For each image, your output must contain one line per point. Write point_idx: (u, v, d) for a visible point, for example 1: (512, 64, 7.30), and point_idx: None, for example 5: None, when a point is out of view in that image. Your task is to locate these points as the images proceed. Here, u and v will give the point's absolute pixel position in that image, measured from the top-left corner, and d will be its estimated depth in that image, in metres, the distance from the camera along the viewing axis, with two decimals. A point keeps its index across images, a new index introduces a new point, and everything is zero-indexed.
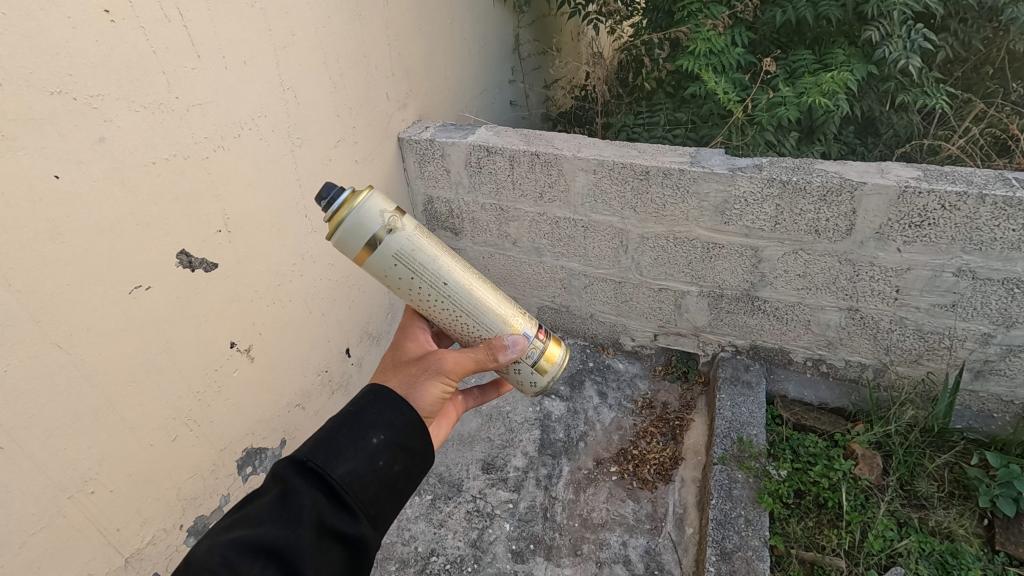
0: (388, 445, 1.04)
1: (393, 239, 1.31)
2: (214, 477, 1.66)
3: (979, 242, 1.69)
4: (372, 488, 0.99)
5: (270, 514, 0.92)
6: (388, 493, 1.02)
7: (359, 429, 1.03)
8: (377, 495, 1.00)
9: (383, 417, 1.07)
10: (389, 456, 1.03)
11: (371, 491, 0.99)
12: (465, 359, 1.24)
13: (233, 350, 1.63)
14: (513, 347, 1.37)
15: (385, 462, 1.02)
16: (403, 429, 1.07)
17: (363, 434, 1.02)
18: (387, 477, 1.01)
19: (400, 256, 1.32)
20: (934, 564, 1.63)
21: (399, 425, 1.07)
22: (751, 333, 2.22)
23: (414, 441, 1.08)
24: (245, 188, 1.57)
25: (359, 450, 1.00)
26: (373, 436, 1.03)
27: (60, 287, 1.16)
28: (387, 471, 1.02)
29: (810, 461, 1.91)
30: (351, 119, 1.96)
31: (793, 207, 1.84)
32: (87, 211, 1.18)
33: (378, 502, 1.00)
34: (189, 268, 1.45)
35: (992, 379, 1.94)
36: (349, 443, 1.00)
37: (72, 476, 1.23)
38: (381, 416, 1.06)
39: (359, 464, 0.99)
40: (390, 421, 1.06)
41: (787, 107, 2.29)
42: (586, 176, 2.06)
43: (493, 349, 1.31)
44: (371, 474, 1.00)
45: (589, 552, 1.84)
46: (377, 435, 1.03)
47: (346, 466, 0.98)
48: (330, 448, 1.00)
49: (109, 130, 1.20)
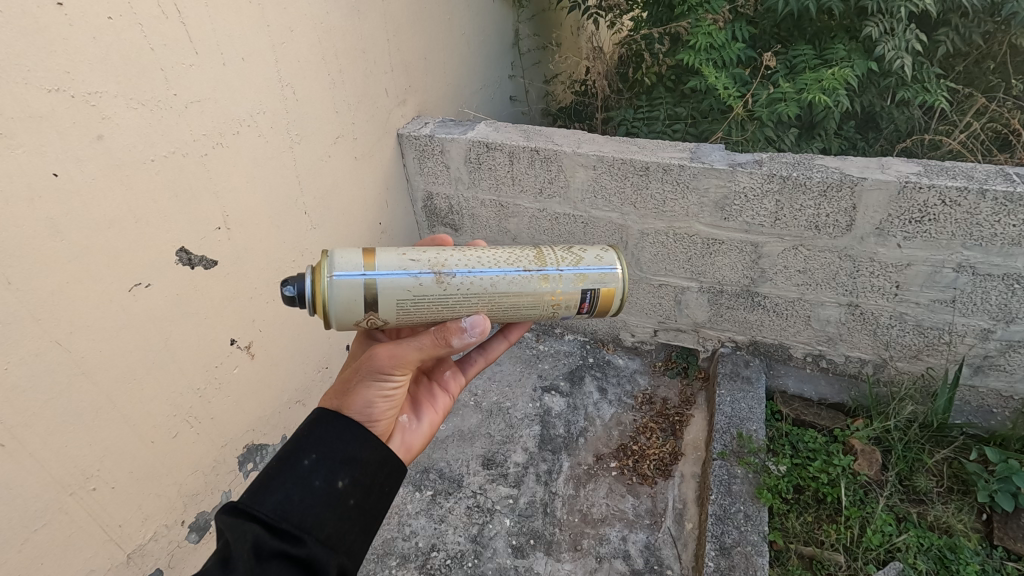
0: (323, 463, 0.98)
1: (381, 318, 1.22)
2: (215, 474, 1.66)
3: (980, 237, 1.69)
4: (316, 511, 0.94)
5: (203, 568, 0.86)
6: (340, 514, 0.96)
7: (293, 452, 0.99)
8: (324, 518, 0.94)
9: (315, 435, 1.02)
10: (328, 474, 0.98)
11: (317, 515, 0.94)
12: (409, 352, 1.12)
13: (233, 347, 1.63)
14: (473, 329, 1.16)
15: (325, 482, 0.97)
16: (336, 443, 1.02)
17: (294, 458, 0.98)
18: (330, 495, 0.96)
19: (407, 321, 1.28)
20: (933, 558, 1.64)
21: (331, 440, 1.02)
22: (751, 329, 2.22)
23: (358, 451, 1.03)
24: (244, 185, 1.57)
25: (292, 475, 0.95)
26: (305, 456, 0.98)
27: (60, 285, 1.16)
28: (330, 488, 0.97)
29: (809, 457, 1.92)
30: (351, 115, 1.96)
31: (793, 203, 1.84)
32: (86, 209, 1.18)
33: (329, 524, 0.94)
34: (189, 266, 1.45)
35: (991, 375, 1.94)
36: (279, 473, 0.96)
37: (73, 473, 1.24)
38: (310, 435, 1.02)
39: (295, 489, 0.94)
40: (322, 438, 1.01)
41: (786, 103, 2.29)
42: (586, 172, 2.05)
43: (447, 333, 1.14)
44: (308, 497, 0.94)
45: (589, 547, 1.85)
46: (308, 454, 0.98)
47: (277, 496, 0.93)
48: (257, 483, 0.95)
49: (106, 128, 1.20)
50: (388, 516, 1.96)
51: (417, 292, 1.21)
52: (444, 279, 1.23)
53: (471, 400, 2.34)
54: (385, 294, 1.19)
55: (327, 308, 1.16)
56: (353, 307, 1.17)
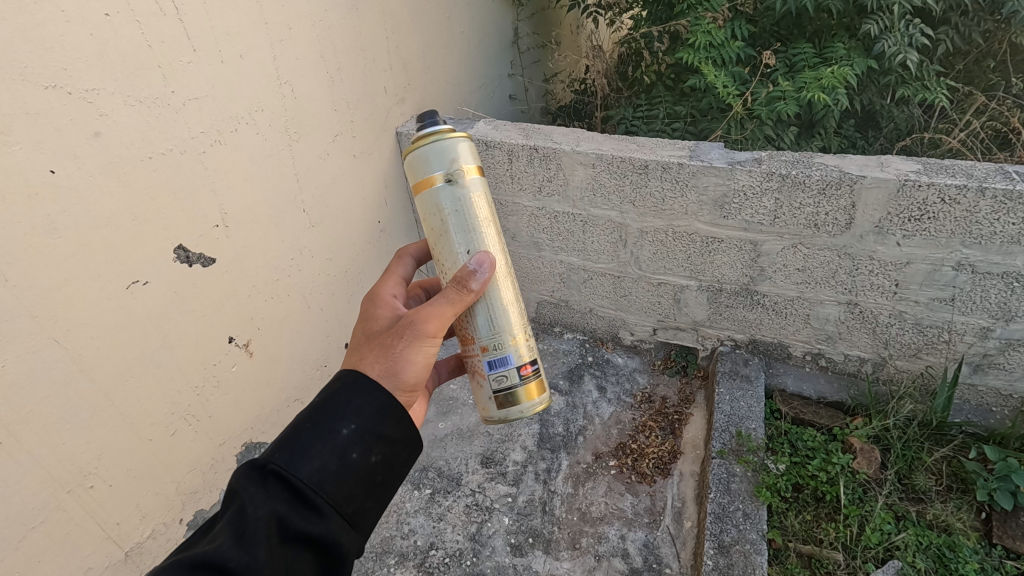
0: (360, 435, 0.98)
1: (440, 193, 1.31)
2: (214, 471, 1.66)
3: (979, 236, 1.69)
4: (346, 484, 0.94)
5: (228, 523, 0.86)
6: (366, 489, 0.97)
7: (330, 419, 0.98)
8: (353, 493, 0.95)
9: (352, 405, 1.01)
10: (363, 448, 0.98)
11: (347, 489, 0.94)
12: (442, 307, 1.15)
13: (232, 345, 1.63)
14: (481, 267, 1.24)
15: (359, 455, 0.97)
16: (374, 415, 1.01)
17: (331, 426, 0.97)
18: (362, 470, 0.97)
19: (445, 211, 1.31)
20: (932, 557, 1.63)
21: (369, 412, 1.01)
22: (750, 328, 2.22)
23: (392, 428, 1.02)
24: (243, 183, 1.57)
25: (329, 444, 0.95)
26: (343, 427, 0.98)
27: (57, 282, 1.16)
28: (363, 463, 0.97)
29: (808, 455, 1.92)
30: (349, 113, 1.96)
31: (793, 201, 1.84)
32: (83, 206, 1.18)
33: (356, 499, 0.95)
34: (187, 264, 1.45)
35: (990, 374, 1.94)
36: (315, 438, 0.96)
37: (71, 471, 1.24)
38: (349, 405, 1.00)
39: (330, 459, 0.94)
40: (360, 409, 1.00)
41: (786, 101, 2.28)
42: (585, 170, 2.05)
43: (463, 281, 1.20)
44: (342, 469, 0.94)
45: (588, 545, 1.85)
46: (346, 425, 0.98)
47: (312, 464, 0.93)
48: (293, 445, 0.95)
49: (104, 125, 1.20)
50: (387, 515, 1.96)
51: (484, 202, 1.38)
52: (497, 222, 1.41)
53: (470, 398, 2.34)
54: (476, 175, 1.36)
55: (436, 136, 1.29)
56: (443, 158, 1.29)
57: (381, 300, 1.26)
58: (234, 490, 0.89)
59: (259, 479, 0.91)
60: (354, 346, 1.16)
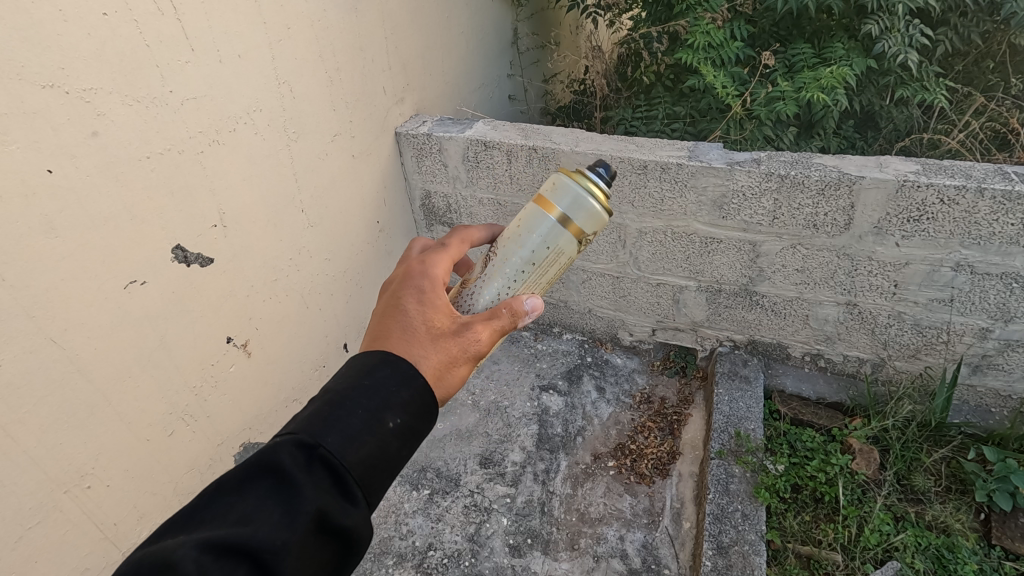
0: (405, 425, 0.94)
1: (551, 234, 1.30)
2: (212, 472, 1.66)
3: (978, 237, 1.69)
4: (381, 477, 0.89)
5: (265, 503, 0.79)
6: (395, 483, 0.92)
7: (376, 405, 0.92)
8: (382, 487, 0.90)
9: (401, 395, 0.95)
10: (404, 442, 0.93)
11: (380, 483, 0.89)
12: (494, 334, 1.13)
13: (230, 345, 1.63)
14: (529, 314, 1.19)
15: (398, 448, 0.92)
16: (417, 410, 0.97)
17: (379, 412, 0.91)
18: (396, 463, 0.92)
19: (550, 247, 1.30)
20: (931, 558, 1.63)
21: (414, 407, 0.96)
22: (749, 328, 2.22)
23: (425, 425, 0.99)
24: (241, 183, 1.57)
25: (376, 433, 0.89)
26: (389, 416, 0.92)
27: (54, 282, 1.15)
28: (399, 457, 0.92)
29: (807, 456, 1.91)
30: (348, 113, 1.96)
31: (791, 201, 1.84)
32: (81, 207, 1.18)
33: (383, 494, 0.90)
34: (185, 263, 1.44)
35: (990, 375, 1.94)
36: (362, 421, 0.89)
37: (68, 471, 1.24)
38: (398, 394, 0.95)
39: (374, 449, 0.88)
40: (406, 402, 0.95)
41: (785, 102, 2.28)
42: (584, 170, 2.05)
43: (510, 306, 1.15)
44: (383, 462, 0.89)
45: (586, 546, 1.85)
46: (394, 417, 0.93)
47: (359, 452, 0.86)
48: (340, 427, 0.87)
49: (101, 124, 1.19)
50: (385, 515, 1.95)
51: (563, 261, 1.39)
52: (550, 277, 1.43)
53: (469, 399, 2.33)
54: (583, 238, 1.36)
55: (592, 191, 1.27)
56: (575, 203, 1.27)
57: (439, 282, 1.17)
58: (275, 465, 0.82)
59: (302, 459, 0.83)
60: (408, 330, 1.08)
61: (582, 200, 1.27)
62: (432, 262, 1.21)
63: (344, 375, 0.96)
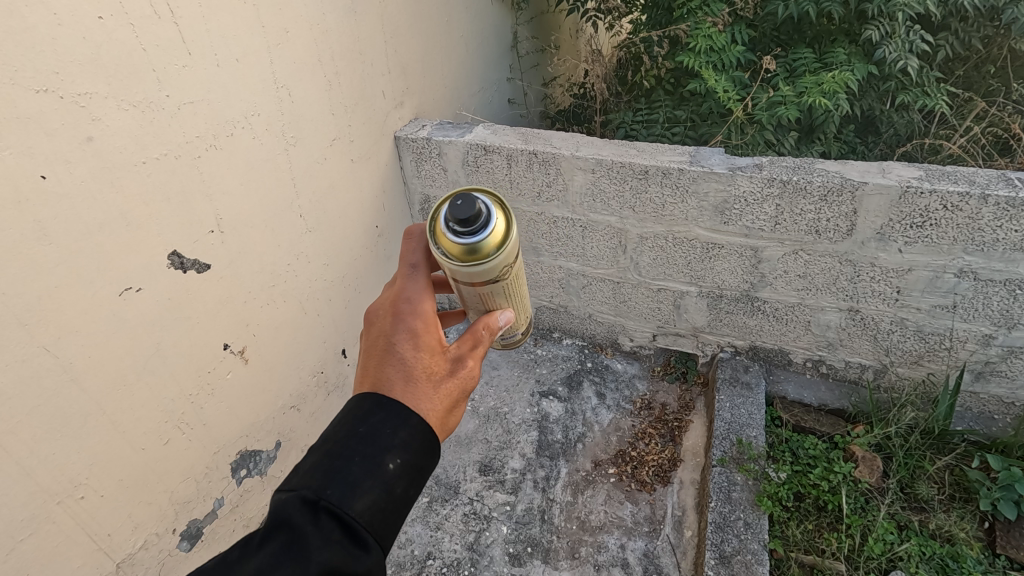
0: (406, 466, 0.90)
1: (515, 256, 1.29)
2: (208, 480, 1.63)
3: (982, 243, 1.68)
4: (393, 520, 0.86)
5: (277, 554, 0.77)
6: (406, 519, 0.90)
7: (371, 453, 0.87)
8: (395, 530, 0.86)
9: (399, 436, 0.90)
10: (409, 481, 0.89)
11: (391, 524, 0.86)
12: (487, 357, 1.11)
13: (226, 352, 1.60)
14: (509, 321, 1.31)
15: (404, 488, 0.88)
16: (419, 447, 0.92)
17: (375, 459, 0.86)
18: (406, 504, 0.88)
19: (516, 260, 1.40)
20: (935, 567, 1.61)
21: (416, 445, 0.92)
22: (750, 333, 2.20)
23: (432, 459, 0.94)
24: (238, 188, 1.55)
25: (377, 479, 0.85)
26: (389, 460, 0.88)
27: (47, 290, 1.13)
28: (408, 497, 0.88)
29: (809, 464, 1.89)
30: (347, 118, 1.94)
31: (793, 207, 1.83)
32: (74, 213, 1.16)
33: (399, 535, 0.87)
34: (181, 269, 1.42)
35: (992, 381, 1.92)
36: (363, 467, 0.85)
37: (61, 482, 1.21)
38: (395, 435, 0.90)
39: (378, 495, 0.85)
40: (407, 441, 0.91)
41: (786, 106, 2.28)
42: (584, 175, 2.04)
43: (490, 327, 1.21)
44: (391, 504, 0.86)
45: (587, 555, 1.83)
46: (394, 459, 0.88)
47: (366, 498, 0.83)
48: (341, 477, 0.84)
49: (96, 129, 1.17)
50: None
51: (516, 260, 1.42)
52: None
53: (468, 404, 2.31)
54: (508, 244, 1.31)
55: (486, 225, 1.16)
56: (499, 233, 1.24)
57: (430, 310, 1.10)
58: (284, 519, 0.80)
59: (311, 511, 0.80)
60: (407, 375, 0.98)
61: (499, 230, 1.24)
62: (410, 302, 1.09)
63: (339, 423, 0.92)
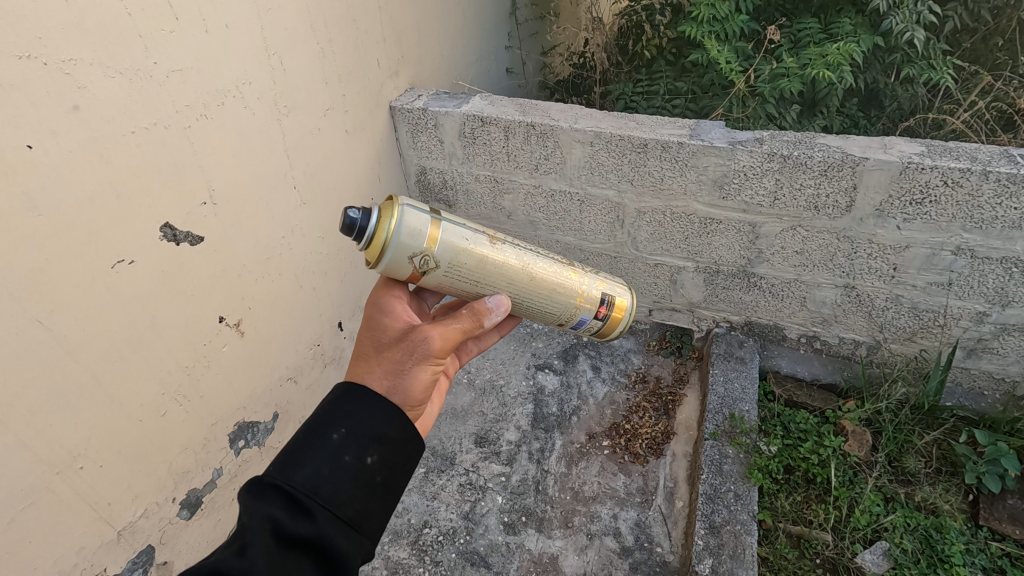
0: (354, 440, 1.03)
1: (437, 258, 1.34)
2: (207, 452, 1.64)
3: (981, 220, 1.67)
4: (343, 487, 0.97)
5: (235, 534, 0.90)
6: (365, 490, 1.00)
7: (317, 430, 1.03)
8: (348, 495, 0.98)
9: (343, 411, 1.07)
10: (356, 450, 1.02)
11: (342, 491, 0.97)
12: (451, 328, 1.24)
13: (222, 325, 1.60)
14: (499, 307, 1.34)
15: (352, 457, 1.01)
16: (364, 417, 1.06)
17: (319, 436, 1.02)
18: (356, 470, 1.00)
19: (465, 251, 1.38)
20: (919, 538, 1.65)
21: (360, 418, 1.06)
22: (746, 309, 2.21)
23: (387, 429, 1.07)
24: (230, 159, 1.52)
25: (321, 451, 1.00)
26: (332, 433, 1.03)
27: (39, 263, 1.12)
28: (356, 464, 1.00)
29: (800, 438, 1.92)
30: (341, 87, 1.90)
31: (793, 182, 1.81)
32: (62, 184, 1.14)
33: (353, 501, 0.98)
34: (174, 242, 1.40)
35: (984, 358, 1.94)
36: (308, 444, 1.01)
37: (60, 453, 1.22)
38: (341, 411, 1.07)
39: (322, 466, 0.98)
40: (351, 415, 1.06)
41: (789, 79, 2.23)
42: (583, 148, 2.01)
43: (477, 312, 1.31)
44: (338, 472, 0.98)
45: (580, 525, 1.87)
46: (336, 431, 1.03)
47: (307, 469, 0.97)
48: (289, 457, 0.99)
49: (82, 98, 1.15)
50: None
51: (472, 245, 1.39)
52: (496, 242, 1.44)
53: (465, 377, 2.33)
54: (445, 237, 1.34)
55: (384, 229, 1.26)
56: (410, 234, 1.28)
57: (392, 302, 1.33)
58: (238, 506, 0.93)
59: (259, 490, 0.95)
60: (363, 353, 1.24)
61: (411, 230, 1.29)
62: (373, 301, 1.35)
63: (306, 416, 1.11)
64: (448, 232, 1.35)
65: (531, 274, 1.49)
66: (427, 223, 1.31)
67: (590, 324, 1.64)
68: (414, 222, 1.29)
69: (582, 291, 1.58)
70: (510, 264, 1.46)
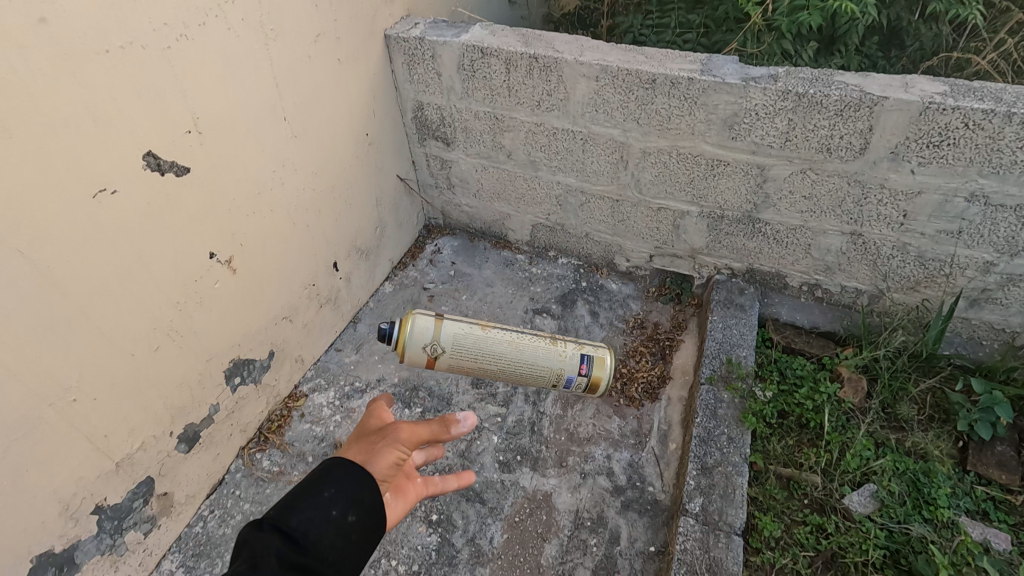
0: (343, 496, 1.00)
1: (442, 344, 1.60)
2: (202, 387, 1.64)
3: (998, 165, 1.62)
4: (330, 544, 0.94)
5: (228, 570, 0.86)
6: (350, 552, 0.96)
7: (309, 483, 1.00)
8: (334, 548, 0.94)
9: (331, 471, 1.03)
10: (346, 506, 0.98)
11: (328, 544, 0.94)
12: (410, 428, 1.12)
13: (213, 261, 1.56)
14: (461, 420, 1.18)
15: (341, 513, 0.97)
16: (357, 479, 1.02)
17: (310, 489, 0.99)
18: (342, 527, 0.96)
19: (462, 340, 1.61)
20: (907, 481, 1.68)
21: (352, 476, 1.03)
22: (748, 256, 2.17)
23: (376, 497, 1.03)
24: (215, 85, 1.44)
25: (312, 504, 0.96)
26: (324, 487, 0.99)
27: (15, 189, 1.07)
28: (344, 520, 0.97)
29: (796, 384, 1.93)
30: (333, 11, 1.78)
31: (807, 122, 1.73)
32: (34, 105, 1.07)
33: (336, 553, 0.94)
34: (159, 172, 1.34)
35: (986, 308, 1.92)
36: (300, 493, 0.98)
37: (51, 385, 1.21)
38: (331, 470, 1.03)
39: (313, 516, 0.95)
40: (341, 476, 1.02)
41: (810, 12, 2.08)
42: (587, 83, 1.91)
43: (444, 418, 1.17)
44: (327, 524, 0.95)
45: (575, 464, 1.90)
46: (329, 488, 0.99)
47: (300, 516, 0.94)
48: (283, 505, 0.96)
49: (50, 10, 1.06)
50: None
51: (470, 331, 1.63)
52: (488, 328, 1.65)
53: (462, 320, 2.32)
54: (450, 328, 1.60)
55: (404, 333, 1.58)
56: (420, 334, 1.57)
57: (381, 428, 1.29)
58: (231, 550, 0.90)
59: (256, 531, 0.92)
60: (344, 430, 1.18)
61: (423, 326, 1.58)
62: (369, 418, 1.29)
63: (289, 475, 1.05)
64: (452, 325, 1.61)
65: (519, 346, 1.65)
66: (433, 319, 1.59)
67: (576, 382, 1.70)
68: (426, 322, 1.59)
69: (563, 358, 1.67)
70: (498, 342, 1.64)
